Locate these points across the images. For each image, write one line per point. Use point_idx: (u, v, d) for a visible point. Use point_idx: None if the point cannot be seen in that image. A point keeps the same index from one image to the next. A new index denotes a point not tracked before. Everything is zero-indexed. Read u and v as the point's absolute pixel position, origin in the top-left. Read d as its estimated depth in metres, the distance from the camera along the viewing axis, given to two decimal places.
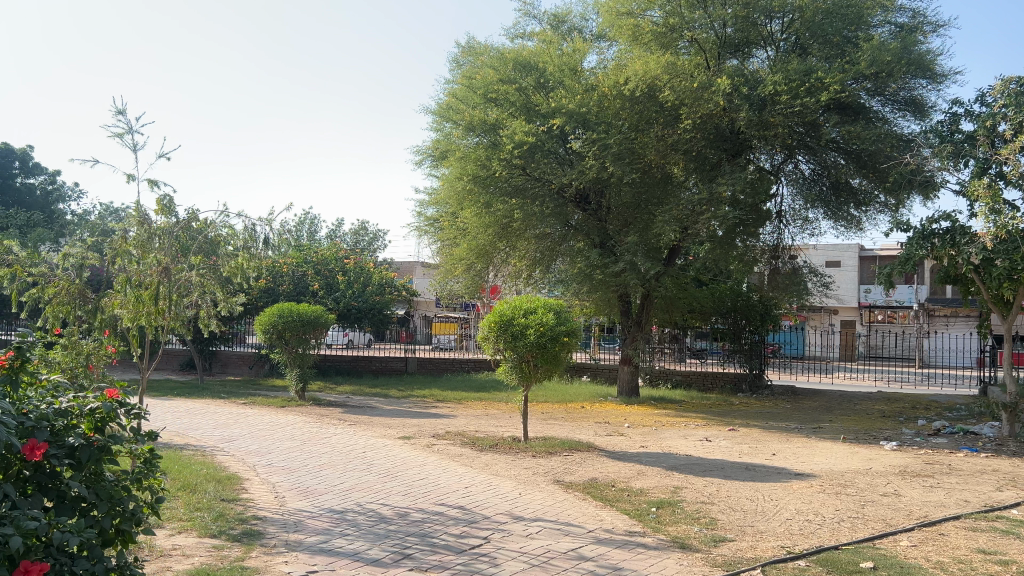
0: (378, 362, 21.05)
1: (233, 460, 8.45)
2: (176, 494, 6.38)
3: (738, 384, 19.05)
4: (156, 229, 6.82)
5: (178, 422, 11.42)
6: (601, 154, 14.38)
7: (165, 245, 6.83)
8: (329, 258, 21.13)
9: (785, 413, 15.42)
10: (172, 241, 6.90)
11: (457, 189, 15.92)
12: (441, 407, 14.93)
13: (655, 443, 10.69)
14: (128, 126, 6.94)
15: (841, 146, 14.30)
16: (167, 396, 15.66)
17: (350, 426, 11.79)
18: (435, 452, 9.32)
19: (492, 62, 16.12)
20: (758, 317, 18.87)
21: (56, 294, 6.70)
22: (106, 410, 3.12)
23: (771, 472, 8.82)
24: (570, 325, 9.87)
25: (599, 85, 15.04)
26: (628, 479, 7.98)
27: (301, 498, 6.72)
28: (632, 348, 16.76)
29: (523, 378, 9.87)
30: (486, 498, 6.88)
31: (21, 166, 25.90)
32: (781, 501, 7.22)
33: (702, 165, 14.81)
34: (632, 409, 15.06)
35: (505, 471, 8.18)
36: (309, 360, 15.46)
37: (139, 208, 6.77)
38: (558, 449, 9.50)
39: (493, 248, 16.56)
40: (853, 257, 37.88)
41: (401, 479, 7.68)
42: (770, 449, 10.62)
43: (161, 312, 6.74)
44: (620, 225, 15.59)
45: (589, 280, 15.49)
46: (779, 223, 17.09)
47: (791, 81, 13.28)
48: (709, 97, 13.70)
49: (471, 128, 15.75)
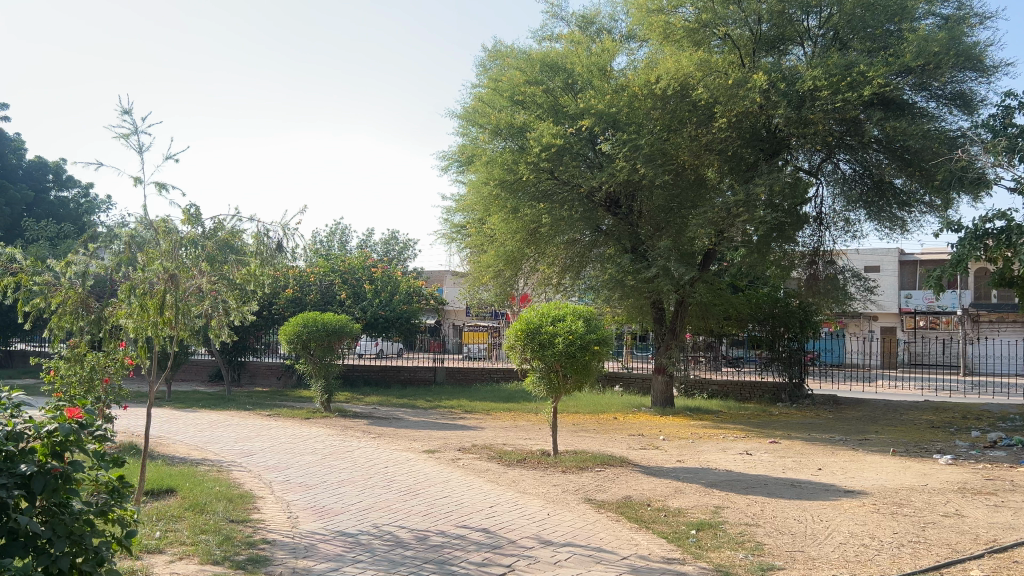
0: (407, 371, 20.65)
1: (249, 477, 8.08)
2: (182, 516, 6.00)
3: (777, 394, 18.44)
4: (182, 239, 6.49)
5: (198, 435, 11.13)
6: (632, 156, 13.87)
7: (198, 256, 6.54)
8: (356, 267, 20.83)
9: (828, 425, 14.73)
10: (199, 252, 6.56)
11: (484, 193, 15.51)
12: (469, 418, 14.50)
13: (692, 457, 10.14)
14: (134, 126, 6.47)
15: (884, 144, 13.67)
16: (193, 407, 15.44)
17: (373, 438, 11.40)
18: (460, 467, 8.88)
19: (519, 63, 15.70)
20: (797, 324, 18.17)
21: (61, 303, 6.34)
22: (64, 432, 2.73)
23: (819, 489, 8.24)
24: (601, 333, 9.37)
25: (628, 84, 14.54)
26: (665, 497, 7.46)
27: (315, 518, 6.33)
28: (667, 357, 16.22)
29: (552, 389, 9.40)
30: (512, 520, 6.41)
31: (55, 179, 26.17)
32: (833, 523, 6.65)
33: (738, 164, 14.38)
34: (666, 421, 14.50)
35: (534, 488, 7.70)
36: (334, 370, 15.13)
37: (163, 217, 6.45)
38: (589, 464, 9.00)
39: (522, 253, 16.12)
40: (893, 262, 36.80)
41: (421, 497, 7.25)
42: (815, 463, 10.00)
43: (168, 321, 6.40)
44: (652, 229, 15.13)
45: (621, 286, 14.99)
46: (818, 227, 16.43)
47: (831, 76, 12.66)
48: (744, 94, 13.20)
49: (498, 131, 15.31)
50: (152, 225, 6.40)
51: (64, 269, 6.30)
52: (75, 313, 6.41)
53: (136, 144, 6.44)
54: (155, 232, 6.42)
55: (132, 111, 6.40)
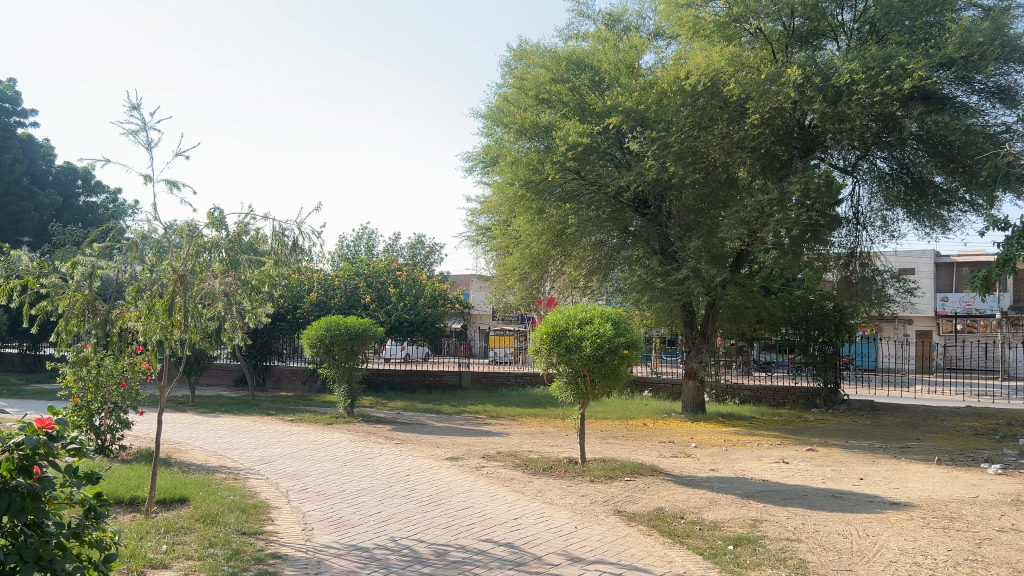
0: (432, 376, 20.38)
1: (265, 485, 7.81)
2: (192, 528, 5.74)
3: (812, 399, 17.92)
4: (207, 243, 6.34)
5: (218, 441, 10.91)
6: (661, 154, 13.47)
7: (224, 258, 6.44)
8: (381, 270, 20.56)
9: (867, 432, 14.21)
10: (222, 256, 6.46)
11: (509, 194, 15.19)
12: (495, 424, 14.16)
13: (726, 466, 9.71)
14: (143, 123, 6.37)
15: (924, 139, 13.11)
16: (216, 413, 15.26)
17: (396, 445, 11.11)
18: (484, 476, 8.54)
19: (544, 61, 15.37)
20: (832, 327, 17.59)
21: (68, 305, 6.11)
22: (31, 445, 2.46)
23: (862, 500, 7.80)
24: (630, 337, 9.01)
25: (657, 82, 14.21)
26: (700, 509, 7.07)
27: (330, 531, 6.03)
28: (697, 362, 15.74)
29: (580, 396, 9.05)
30: (537, 534, 6.06)
31: (83, 185, 26.29)
32: (881, 539, 6.21)
33: (771, 163, 13.89)
34: (698, 427, 14.05)
35: (561, 499, 7.35)
36: (357, 375, 14.87)
37: (187, 220, 6.28)
38: (619, 473, 8.61)
39: (547, 255, 15.79)
40: (929, 264, 35.90)
41: (443, 507, 6.92)
42: (856, 472, 9.53)
43: (178, 324, 6.26)
44: (682, 230, 14.69)
45: (649, 289, 14.59)
46: (854, 227, 15.88)
47: (869, 69, 12.18)
48: (778, 89, 12.77)
49: (523, 131, 15.00)
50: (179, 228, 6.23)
51: (70, 271, 6.09)
52: (81, 315, 6.16)
53: (144, 141, 6.32)
54: (182, 236, 6.27)
55: (139, 108, 6.32)
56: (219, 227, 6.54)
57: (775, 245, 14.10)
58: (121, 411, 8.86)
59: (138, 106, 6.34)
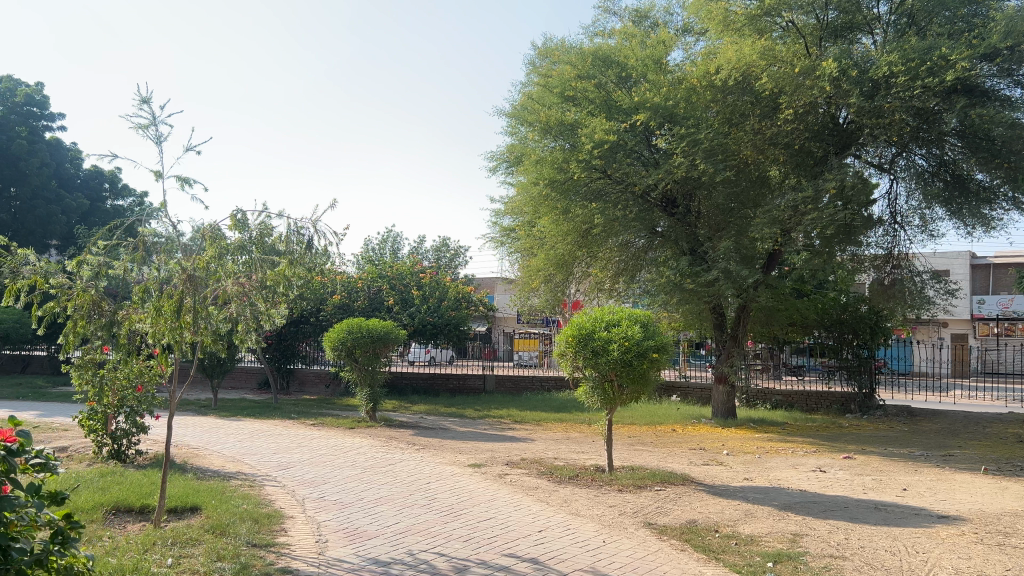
0: (456, 379, 20.22)
1: (281, 493, 7.54)
2: (201, 540, 5.48)
3: (846, 405, 17.44)
4: (231, 245, 6.16)
5: (237, 446, 10.69)
6: (691, 151, 13.09)
7: (248, 261, 6.32)
8: (404, 272, 20.29)
9: (905, 439, 13.68)
10: (248, 258, 6.32)
11: (534, 194, 14.88)
12: (519, 429, 13.82)
13: (760, 475, 9.29)
14: (153, 117, 6.13)
15: (965, 134, 12.57)
16: (237, 416, 15.10)
17: (418, 450, 10.82)
18: (507, 484, 8.21)
19: (570, 57, 15.07)
20: (868, 330, 17.04)
21: (75, 305, 5.88)
22: None
23: (907, 513, 7.35)
24: (659, 340, 8.63)
25: (686, 77, 13.84)
26: (735, 523, 6.68)
27: (345, 543, 5.74)
28: (728, 365, 15.33)
29: (607, 401, 8.68)
30: (562, 548, 5.73)
31: (110, 188, 26.38)
32: (932, 556, 5.79)
33: (804, 160, 13.45)
34: (729, 434, 13.63)
35: (588, 510, 6.99)
36: (379, 378, 14.60)
37: (208, 223, 6.09)
38: (649, 483, 8.23)
39: (573, 256, 15.44)
40: (964, 266, 34.99)
41: (463, 518, 6.61)
42: (898, 482, 9.07)
43: (187, 325, 5.99)
44: (712, 231, 14.28)
45: (678, 290, 14.13)
46: (892, 227, 15.31)
47: (909, 61, 11.72)
48: (812, 83, 12.38)
49: (548, 130, 14.69)
50: (200, 233, 6.04)
51: (75, 270, 5.87)
52: (87, 316, 5.94)
53: (154, 135, 6.07)
54: (203, 239, 6.08)
55: (150, 101, 6.10)
56: (242, 229, 6.27)
57: (806, 247, 13.64)
58: (136, 414, 8.77)
59: (148, 99, 6.09)
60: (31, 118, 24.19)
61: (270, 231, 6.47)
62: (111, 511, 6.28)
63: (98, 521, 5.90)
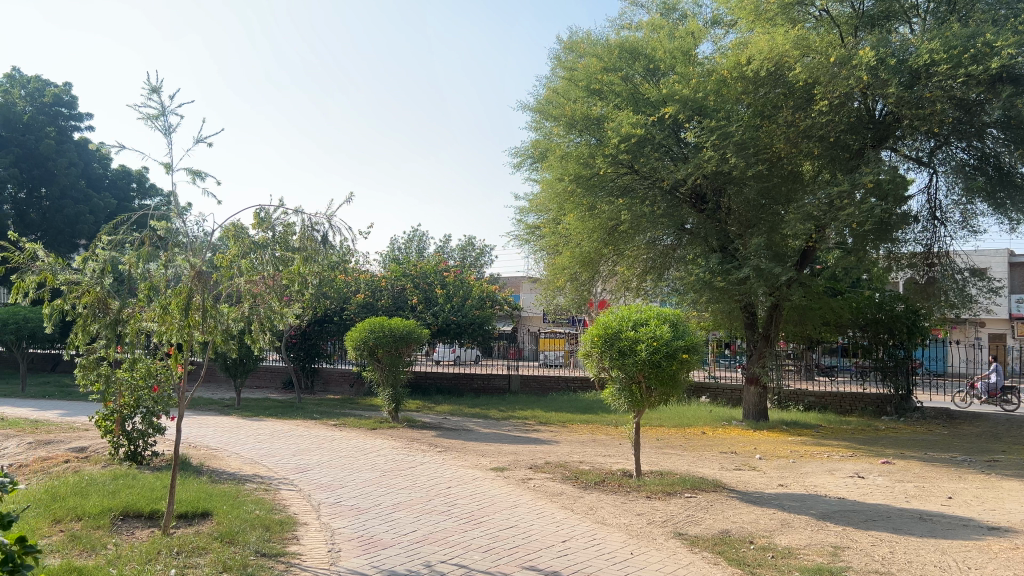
0: (480, 379, 19.98)
1: (297, 497, 7.31)
2: (209, 549, 5.24)
3: (882, 407, 16.89)
4: (254, 247, 6.01)
5: (256, 447, 10.50)
6: (722, 144, 12.70)
7: (273, 260, 6.14)
8: (428, 271, 20.03)
9: (945, 442, 13.16)
10: (270, 258, 6.14)
11: (559, 190, 14.57)
12: (544, 431, 13.49)
13: (796, 481, 8.89)
14: (162, 107, 5.88)
15: (1009, 125, 12.03)
16: (259, 416, 14.95)
17: (439, 453, 10.53)
18: (531, 490, 7.90)
19: (596, 50, 14.69)
20: (905, 330, 16.51)
21: (82, 304, 5.61)
22: None
23: (955, 524, 6.92)
24: (690, 340, 8.25)
25: (716, 69, 13.44)
26: (770, 534, 6.32)
27: (359, 553, 5.48)
28: (759, 366, 14.90)
29: (635, 404, 8.34)
30: (587, 560, 5.41)
31: (138, 188, 26.47)
32: (986, 573, 5.38)
33: (840, 154, 12.95)
34: (761, 436, 13.19)
35: (614, 518, 6.66)
36: (402, 378, 14.34)
37: (232, 222, 5.92)
38: (678, 489, 7.87)
39: (599, 254, 15.08)
40: (1003, 264, 33.97)
41: (484, 526, 6.31)
42: (942, 490, 8.61)
43: (195, 324, 5.77)
44: (743, 228, 13.90)
45: (707, 289, 13.66)
46: (932, 223, 14.77)
47: (951, 49, 11.25)
48: (848, 73, 11.86)
49: (573, 125, 14.36)
50: (223, 233, 5.86)
51: (82, 265, 5.60)
52: (92, 314, 5.65)
53: (162, 127, 5.83)
54: (225, 237, 5.91)
55: (160, 91, 5.86)
56: (265, 228, 6.08)
57: (836, 245, 13.19)
58: (151, 415, 8.62)
59: (158, 88, 5.85)
60: (59, 118, 24.29)
61: (287, 231, 6.22)
62: (119, 517, 6.08)
63: (106, 528, 5.70)
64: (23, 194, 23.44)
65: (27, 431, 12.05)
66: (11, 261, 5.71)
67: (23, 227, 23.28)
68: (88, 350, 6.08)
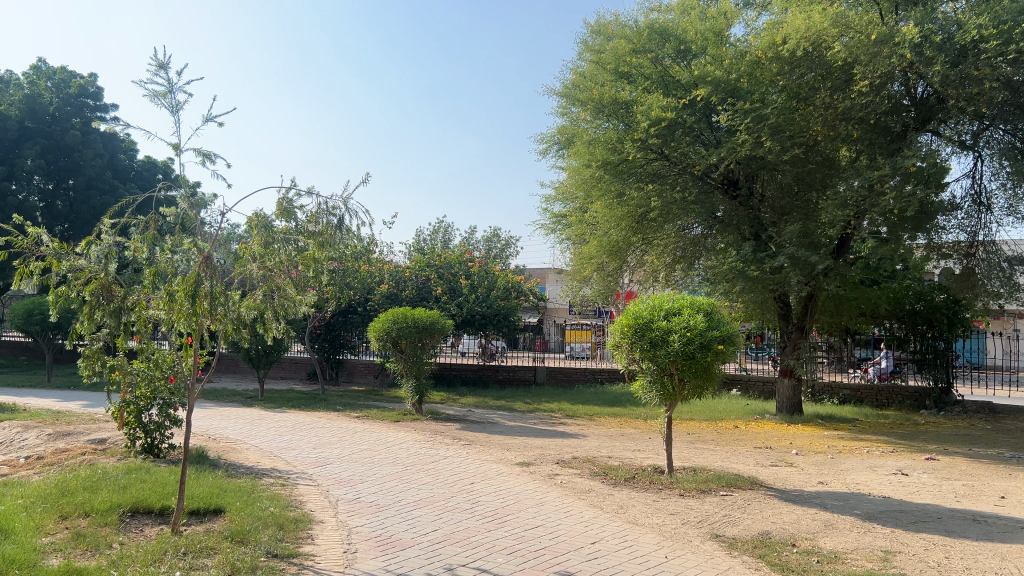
0: (505, 371, 19.76)
1: (315, 493, 7.03)
2: (219, 550, 4.96)
3: (920, 400, 16.21)
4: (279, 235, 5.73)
5: (276, 440, 10.26)
6: (756, 127, 12.26)
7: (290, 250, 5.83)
8: (453, 261, 19.70)
9: (989, 438, 12.60)
10: (294, 249, 5.85)
11: (586, 177, 14.21)
12: (571, 425, 13.11)
13: (836, 479, 8.45)
14: (169, 85, 5.61)
15: None
16: (282, 408, 14.75)
17: (463, 447, 10.21)
18: (558, 486, 7.55)
19: (624, 32, 14.25)
20: (945, 321, 15.91)
21: (85, 292, 5.34)
22: None
23: (1012, 526, 6.45)
24: (725, 330, 7.85)
25: (751, 49, 12.98)
26: (814, 536, 5.92)
27: (377, 554, 5.17)
28: (794, 358, 14.39)
29: (667, 397, 7.96)
30: (618, 565, 5.06)
31: (164, 178, 26.48)
32: None
33: (881, 137, 12.42)
34: (796, 431, 12.71)
35: (646, 518, 6.30)
36: (426, 370, 14.04)
37: (255, 213, 5.66)
38: (713, 487, 7.47)
39: (627, 243, 14.67)
40: None
41: (509, 526, 5.99)
42: (994, 489, 8.11)
43: (202, 312, 5.45)
44: (777, 215, 13.39)
45: (741, 278, 13.13)
46: (976, 209, 14.11)
47: (1001, 25, 10.75)
48: (889, 51, 11.33)
49: (601, 109, 13.95)
50: (248, 223, 5.65)
51: (85, 250, 5.35)
52: (94, 302, 5.36)
53: (169, 104, 5.55)
54: (250, 227, 5.68)
55: (168, 67, 5.59)
56: (289, 216, 5.83)
57: (871, 235, 12.70)
58: (168, 406, 8.47)
59: (165, 65, 5.58)
60: (85, 108, 24.29)
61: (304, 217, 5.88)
62: (129, 513, 5.84)
63: (114, 525, 5.47)
64: (50, 185, 23.51)
65: (48, 422, 11.92)
66: (16, 247, 5.47)
67: (50, 218, 23.39)
68: (92, 341, 5.74)
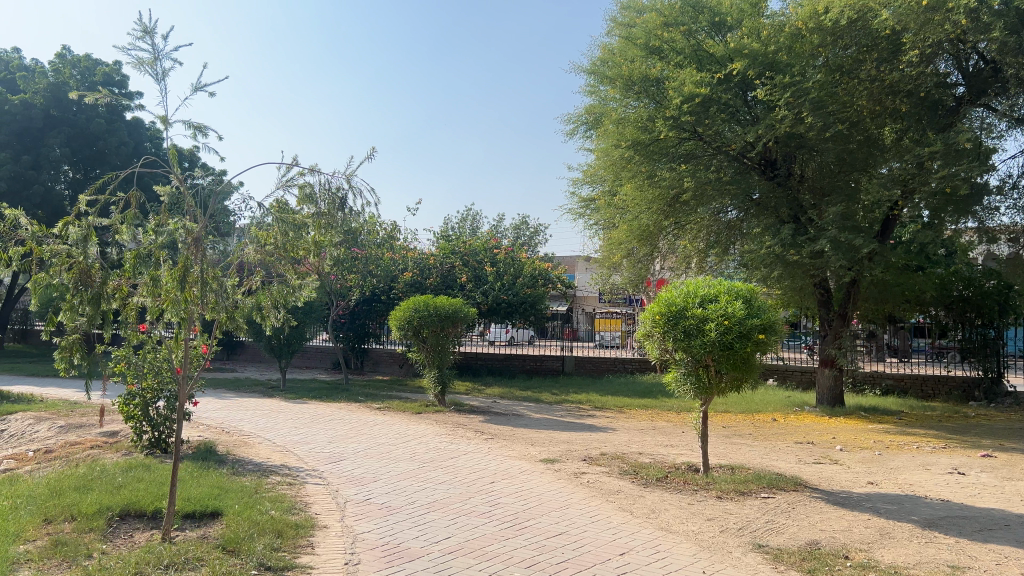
0: (532, 361, 19.24)
1: (323, 493, 6.55)
2: (206, 562, 4.49)
3: (969, 391, 15.34)
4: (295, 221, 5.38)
5: (290, 433, 9.83)
6: (796, 103, 11.53)
7: (298, 237, 5.46)
8: (478, 248, 19.19)
9: None
10: (310, 234, 5.53)
11: (614, 157, 13.62)
12: (599, 417, 12.55)
13: (887, 478, 7.80)
14: (156, 52, 5.15)
15: None
16: (302, 399, 14.36)
17: (485, 441, 9.70)
18: (584, 487, 7.00)
19: (656, 5, 13.57)
20: (996, 308, 15.06)
21: (66, 278, 4.88)
22: None
23: None
24: (766, 318, 7.25)
25: (790, 20, 12.25)
26: (869, 547, 5.31)
27: (381, 566, 4.67)
28: (835, 347, 13.64)
29: (702, 390, 7.38)
30: None
31: None
32: None
33: (932, 112, 11.60)
34: (838, 424, 12.01)
35: (681, 525, 5.74)
36: (449, 360, 13.54)
37: (276, 199, 5.37)
38: (754, 489, 6.86)
39: (659, 227, 14.02)
40: None
41: (530, 532, 5.47)
42: None
43: (193, 299, 4.95)
44: (817, 196, 12.74)
45: (779, 263, 12.33)
46: None
47: None
48: (942, 18, 10.47)
49: (631, 87, 13.27)
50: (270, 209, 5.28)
51: (63, 232, 4.89)
52: (74, 288, 4.90)
53: (155, 73, 5.12)
54: (272, 215, 5.32)
55: (153, 32, 5.13)
56: (310, 202, 5.49)
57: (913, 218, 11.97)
58: (176, 399, 8.03)
59: (149, 30, 5.12)
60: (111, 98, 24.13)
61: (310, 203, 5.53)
62: (118, 517, 5.42)
63: (99, 531, 5.04)
64: (78, 175, 23.48)
65: (62, 414, 11.59)
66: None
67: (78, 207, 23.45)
68: (71, 332, 5.26)
